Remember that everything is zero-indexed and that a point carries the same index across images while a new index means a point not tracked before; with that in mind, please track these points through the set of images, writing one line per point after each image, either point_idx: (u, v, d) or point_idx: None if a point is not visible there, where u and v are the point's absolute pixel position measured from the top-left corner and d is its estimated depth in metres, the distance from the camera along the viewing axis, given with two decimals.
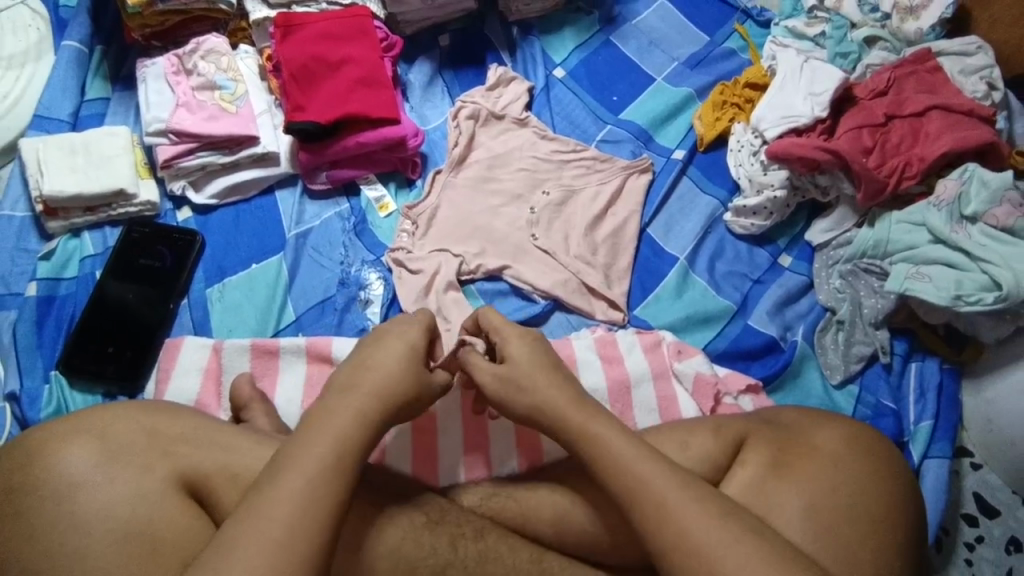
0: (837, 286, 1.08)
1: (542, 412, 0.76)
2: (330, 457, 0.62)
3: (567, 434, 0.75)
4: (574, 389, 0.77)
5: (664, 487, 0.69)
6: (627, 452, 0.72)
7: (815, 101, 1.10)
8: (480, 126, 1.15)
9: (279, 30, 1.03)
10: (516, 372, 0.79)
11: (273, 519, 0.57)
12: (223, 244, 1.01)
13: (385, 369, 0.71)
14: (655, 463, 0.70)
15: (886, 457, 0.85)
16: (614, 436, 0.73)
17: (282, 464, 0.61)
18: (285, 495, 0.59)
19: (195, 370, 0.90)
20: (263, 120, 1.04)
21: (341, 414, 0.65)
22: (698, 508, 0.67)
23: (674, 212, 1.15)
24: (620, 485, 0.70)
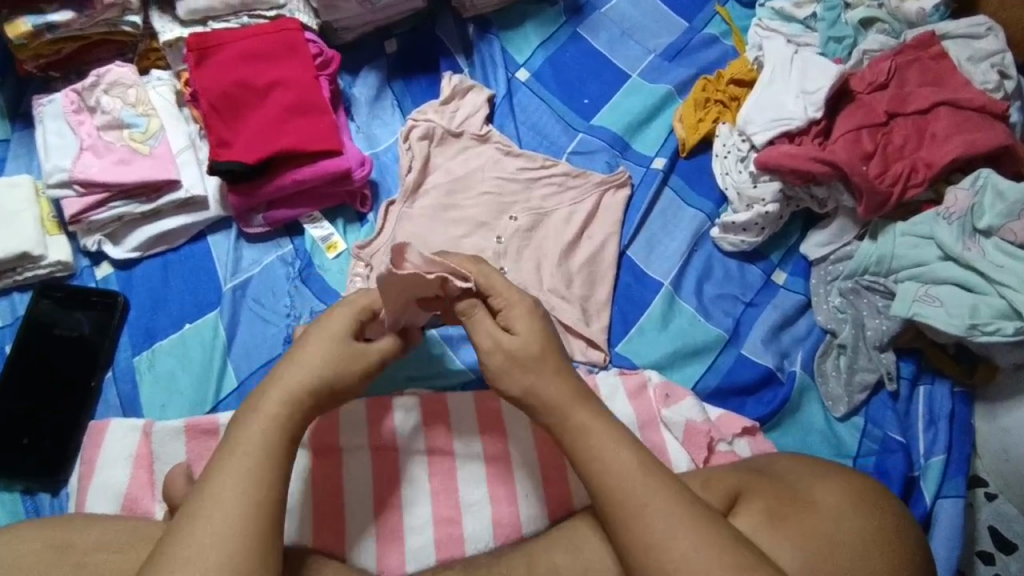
0: (837, 305, 0.98)
1: (547, 405, 0.71)
2: (249, 475, 0.62)
3: (562, 429, 0.70)
4: (577, 384, 0.73)
5: (659, 518, 0.63)
6: (629, 462, 0.66)
7: (808, 100, 0.98)
8: (436, 147, 1.02)
9: (193, 52, 0.89)
10: (527, 352, 0.73)
11: (220, 524, 0.59)
12: (150, 304, 0.90)
13: (324, 341, 0.71)
14: (654, 481, 0.65)
15: (893, 516, 0.77)
16: (614, 442, 0.68)
17: (224, 452, 0.64)
18: (224, 493, 0.61)
19: (123, 459, 0.80)
20: (184, 158, 0.91)
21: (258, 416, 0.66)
22: (698, 532, 0.62)
23: (655, 229, 1.04)
24: (616, 505, 0.65)
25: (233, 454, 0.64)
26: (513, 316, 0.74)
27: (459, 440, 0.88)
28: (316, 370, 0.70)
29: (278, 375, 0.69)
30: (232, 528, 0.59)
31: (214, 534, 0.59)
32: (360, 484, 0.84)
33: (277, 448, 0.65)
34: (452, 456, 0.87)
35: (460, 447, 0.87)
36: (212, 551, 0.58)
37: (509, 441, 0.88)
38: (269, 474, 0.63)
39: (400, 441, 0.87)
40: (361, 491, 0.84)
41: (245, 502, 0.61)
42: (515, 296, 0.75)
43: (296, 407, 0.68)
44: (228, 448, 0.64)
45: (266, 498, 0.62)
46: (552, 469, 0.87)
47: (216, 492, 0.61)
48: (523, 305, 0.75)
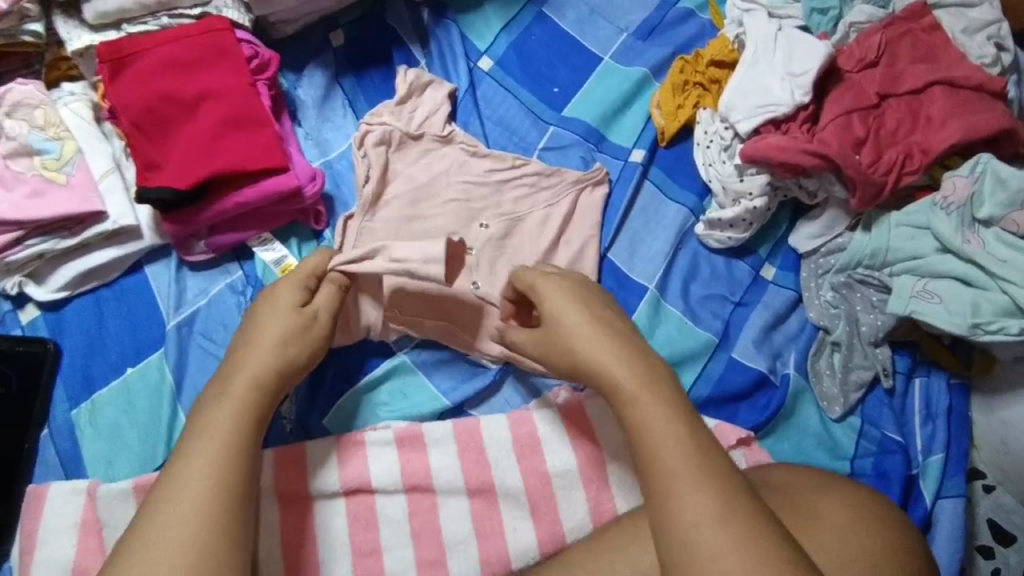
0: (829, 300, 0.93)
1: (597, 373, 0.65)
2: (210, 464, 0.61)
3: (614, 395, 0.64)
4: (634, 353, 0.66)
5: (699, 502, 0.56)
6: (678, 444, 0.59)
7: (794, 83, 0.90)
8: (394, 151, 0.93)
9: (107, 64, 0.79)
10: (569, 326, 0.68)
11: (185, 504, 0.59)
12: (85, 348, 0.81)
13: (277, 315, 0.72)
14: (704, 465, 0.58)
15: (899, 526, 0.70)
16: (666, 412, 0.61)
17: (191, 433, 0.64)
18: (184, 473, 0.60)
19: (68, 527, 0.72)
20: (108, 183, 0.81)
21: (225, 402, 0.65)
22: (737, 525, 0.55)
23: (637, 228, 0.97)
24: (657, 487, 0.58)
25: (200, 435, 0.63)
26: (545, 300, 0.71)
27: (439, 476, 0.81)
28: (271, 346, 0.70)
29: (245, 354, 0.69)
30: (195, 506, 0.59)
31: (181, 514, 0.58)
32: (335, 531, 0.78)
33: (240, 430, 0.64)
34: (433, 492, 0.81)
35: (441, 483, 0.81)
36: (180, 530, 0.58)
37: (494, 472, 0.82)
38: (233, 454, 0.62)
39: (374, 481, 0.80)
40: (338, 538, 0.78)
41: (210, 482, 0.60)
42: (547, 285, 0.72)
43: (262, 388, 0.68)
44: (195, 429, 0.63)
45: (230, 478, 0.61)
46: (541, 498, 0.82)
47: (183, 473, 0.61)
48: (554, 286, 0.72)
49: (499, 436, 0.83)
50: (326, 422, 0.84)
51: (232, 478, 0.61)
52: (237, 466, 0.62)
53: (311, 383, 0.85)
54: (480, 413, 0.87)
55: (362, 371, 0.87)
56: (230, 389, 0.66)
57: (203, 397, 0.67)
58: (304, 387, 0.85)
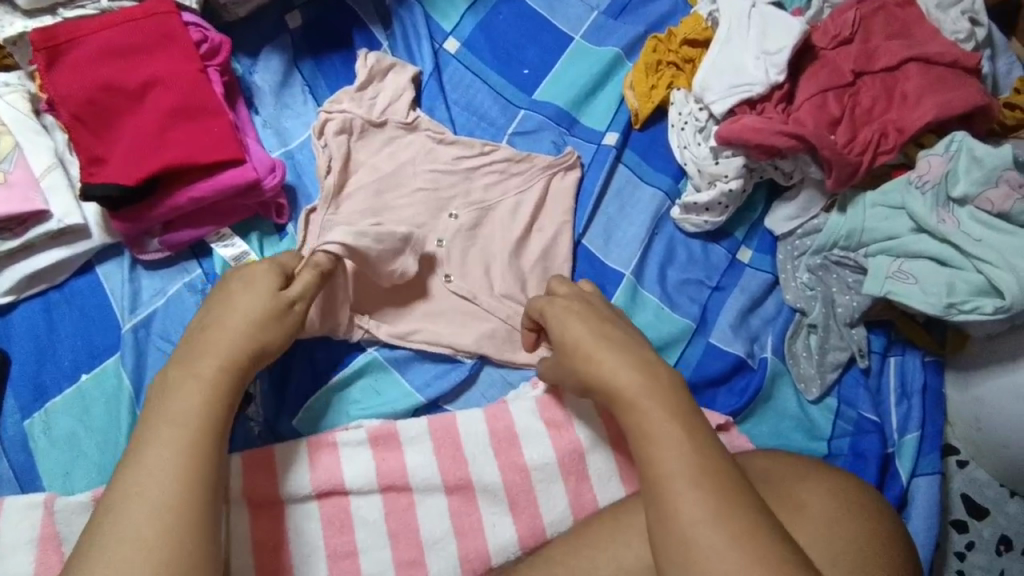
0: (805, 282, 0.92)
1: (596, 382, 0.64)
2: (177, 460, 0.55)
3: (617, 403, 0.63)
4: (640, 356, 0.65)
5: (696, 504, 0.55)
6: (680, 449, 0.58)
7: (768, 62, 0.88)
8: (357, 140, 0.89)
9: (41, 52, 0.74)
10: (573, 341, 0.68)
11: (155, 497, 0.53)
12: (34, 355, 0.77)
13: (249, 297, 0.66)
14: (703, 465, 0.57)
15: (879, 514, 0.70)
16: (664, 414, 0.60)
17: (155, 416, 0.57)
18: (151, 463, 0.55)
19: (23, 545, 0.68)
20: (50, 180, 0.76)
21: (187, 390, 0.59)
22: (732, 525, 0.54)
23: (611, 213, 0.95)
24: (654, 486, 0.57)
25: (167, 423, 0.57)
26: (557, 320, 0.71)
27: (414, 474, 0.79)
28: (242, 330, 0.64)
29: (209, 338, 0.63)
30: (167, 499, 0.53)
31: (153, 509, 0.53)
32: (308, 534, 0.76)
33: (212, 418, 0.58)
34: (409, 491, 0.79)
35: (418, 481, 0.79)
36: (152, 526, 0.52)
37: (471, 468, 0.80)
38: (202, 445, 0.57)
39: (348, 482, 0.77)
40: (311, 542, 0.75)
41: (178, 475, 0.55)
42: (552, 308, 0.72)
43: (236, 370, 0.62)
44: (160, 415, 0.57)
45: (201, 471, 0.56)
46: (520, 492, 0.80)
47: (150, 463, 0.55)
48: (559, 309, 0.71)
49: (475, 431, 0.81)
50: (295, 424, 0.81)
51: (205, 471, 0.56)
52: (210, 459, 0.57)
53: (279, 383, 0.82)
54: (455, 408, 0.85)
55: (333, 367, 0.84)
56: (202, 371, 0.60)
57: (167, 375, 0.60)
58: (272, 388, 0.82)
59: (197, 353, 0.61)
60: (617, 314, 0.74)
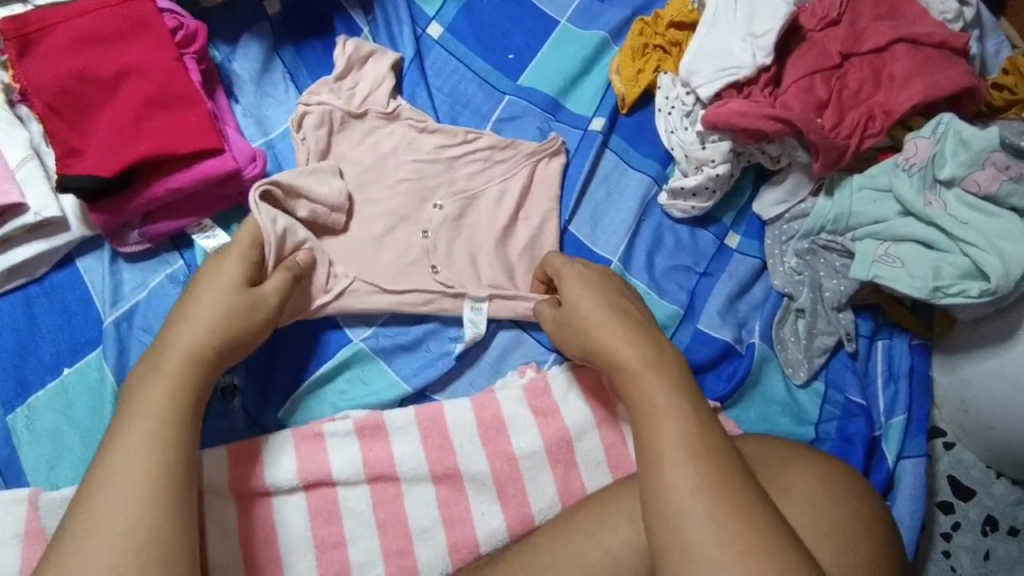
0: (793, 266, 0.92)
1: (607, 352, 0.66)
2: (147, 455, 0.56)
3: (620, 374, 0.64)
4: (645, 337, 0.66)
5: (691, 477, 0.56)
6: (676, 424, 0.59)
7: (755, 44, 0.87)
8: (337, 131, 0.88)
9: (12, 41, 0.72)
10: (581, 317, 0.70)
11: (124, 492, 0.54)
12: (16, 349, 0.76)
13: (219, 291, 0.66)
14: (701, 440, 0.58)
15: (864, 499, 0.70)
16: (666, 389, 0.61)
17: (124, 411, 0.58)
18: (119, 454, 0.55)
19: (8, 540, 0.68)
20: (27, 172, 0.75)
21: (156, 386, 0.59)
22: (724, 499, 0.55)
23: (598, 199, 0.94)
24: (651, 457, 0.58)
25: (136, 417, 0.57)
26: (571, 293, 0.73)
27: (402, 464, 0.79)
28: (209, 314, 0.64)
29: (179, 331, 0.62)
30: (133, 491, 0.54)
31: (122, 502, 0.53)
32: (297, 526, 0.76)
33: (178, 412, 0.59)
34: (397, 481, 0.79)
35: (405, 471, 0.79)
36: (120, 517, 0.53)
37: (459, 458, 0.80)
38: (172, 435, 0.57)
39: (335, 473, 0.77)
40: (300, 534, 0.75)
41: (151, 470, 0.55)
42: (569, 278, 0.75)
43: (201, 364, 0.62)
44: (130, 412, 0.58)
45: (167, 464, 0.56)
46: (509, 480, 0.80)
47: (117, 456, 0.55)
48: (576, 281, 0.74)
49: (462, 421, 0.81)
50: (281, 416, 0.80)
51: (170, 466, 0.56)
52: (177, 452, 0.57)
53: (263, 376, 0.82)
54: (443, 398, 0.85)
55: (318, 360, 0.83)
56: (164, 365, 0.60)
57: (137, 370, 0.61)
58: (258, 380, 0.82)
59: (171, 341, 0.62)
60: (633, 292, 0.76)
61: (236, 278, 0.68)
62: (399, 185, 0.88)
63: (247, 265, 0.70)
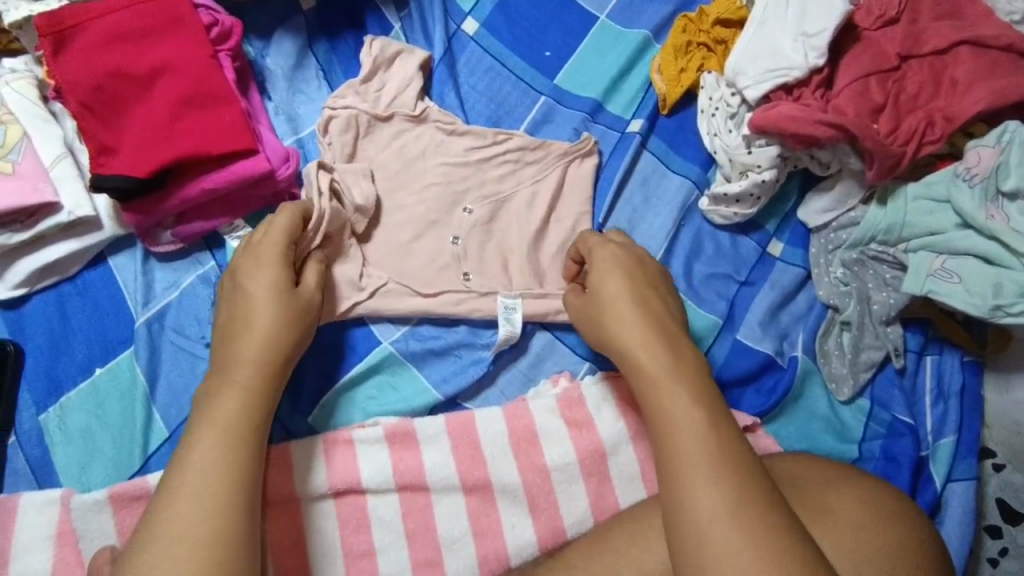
0: (840, 277, 0.88)
1: (620, 349, 0.65)
2: (217, 469, 0.58)
3: (637, 374, 0.63)
4: (666, 339, 0.64)
5: (710, 496, 0.53)
6: (693, 439, 0.56)
7: (808, 44, 0.83)
8: (363, 138, 0.86)
9: (47, 38, 0.70)
10: (605, 303, 0.69)
11: (198, 502, 0.57)
12: (49, 348, 0.75)
13: (272, 301, 0.68)
14: (721, 456, 0.55)
15: (902, 519, 0.66)
16: (687, 395, 0.59)
17: (199, 420, 0.61)
18: (200, 463, 0.58)
19: (40, 542, 0.68)
20: (60, 170, 0.74)
21: (232, 398, 0.62)
22: (748, 516, 0.52)
23: (636, 203, 0.91)
24: (666, 471, 0.56)
25: (210, 429, 0.60)
26: (601, 275, 0.71)
27: (432, 473, 0.77)
28: (272, 325, 0.67)
29: (244, 345, 0.65)
30: (218, 503, 0.57)
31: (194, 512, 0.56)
32: (326, 533, 0.75)
33: (256, 422, 0.62)
34: (427, 490, 0.77)
35: (435, 481, 0.77)
36: (201, 527, 0.56)
37: (490, 468, 0.78)
38: (240, 444, 0.60)
39: (364, 481, 0.76)
40: (328, 541, 0.75)
41: (224, 479, 0.58)
42: (601, 259, 0.72)
43: (272, 374, 0.65)
44: (205, 424, 0.61)
45: (245, 476, 0.59)
46: (540, 494, 0.78)
47: (197, 465, 0.58)
48: (606, 261, 0.71)
49: (493, 431, 0.79)
50: (311, 420, 0.79)
51: (248, 478, 0.59)
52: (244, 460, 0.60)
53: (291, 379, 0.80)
54: (474, 406, 0.83)
55: (348, 363, 0.82)
56: (237, 378, 0.63)
57: (208, 385, 0.64)
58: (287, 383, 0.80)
59: (234, 357, 0.65)
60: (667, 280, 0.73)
61: (279, 287, 0.69)
62: (430, 188, 0.86)
63: (286, 267, 0.70)
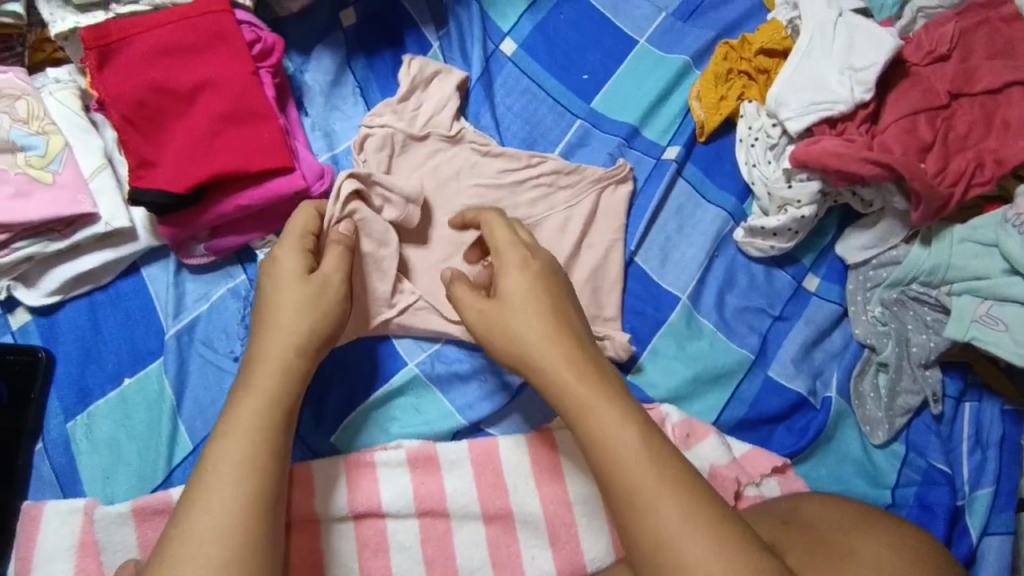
0: (878, 316, 0.86)
1: (541, 371, 0.62)
2: (237, 481, 0.58)
3: (562, 400, 0.61)
4: (582, 355, 0.62)
5: (671, 510, 0.54)
6: (639, 458, 0.56)
7: (854, 78, 0.81)
8: (398, 156, 0.85)
9: (93, 51, 0.71)
10: (516, 311, 0.65)
11: (218, 515, 0.56)
12: (79, 356, 0.76)
13: (287, 290, 0.67)
14: (668, 473, 0.56)
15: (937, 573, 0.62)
16: (620, 418, 0.58)
17: (225, 428, 0.61)
18: (220, 478, 0.58)
19: (64, 551, 0.68)
20: (99, 182, 0.75)
21: (253, 405, 0.61)
22: (712, 527, 0.54)
23: (669, 231, 0.90)
24: (628, 499, 0.56)
25: (230, 438, 0.60)
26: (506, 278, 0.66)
27: (452, 500, 0.76)
28: (300, 318, 0.66)
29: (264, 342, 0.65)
30: (237, 518, 0.56)
31: (211, 526, 0.56)
32: (345, 555, 0.74)
33: (281, 433, 0.62)
34: (447, 517, 0.76)
35: (456, 508, 0.76)
36: (216, 546, 0.55)
37: (511, 498, 0.77)
38: (263, 456, 0.60)
39: (385, 505, 0.75)
40: (347, 564, 0.74)
41: (243, 495, 0.57)
42: (511, 261, 0.68)
43: (294, 380, 0.64)
44: (226, 432, 0.60)
45: (265, 488, 0.59)
46: (562, 526, 0.77)
47: (215, 479, 0.58)
48: (516, 261, 0.67)
49: (517, 458, 0.78)
50: (333, 440, 0.79)
51: (268, 491, 0.59)
52: (267, 472, 0.59)
53: (316, 397, 0.80)
54: (498, 432, 0.81)
55: (373, 384, 0.81)
56: (260, 382, 0.63)
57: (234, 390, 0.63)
58: (312, 401, 0.80)
59: (257, 365, 0.64)
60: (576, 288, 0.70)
61: (295, 271, 0.68)
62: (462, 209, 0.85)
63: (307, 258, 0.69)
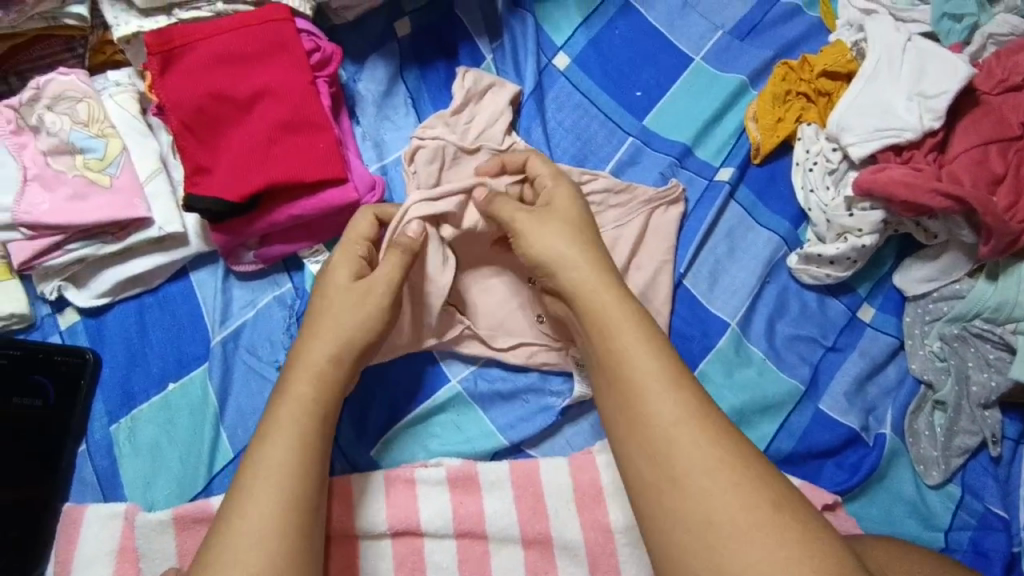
0: (936, 351, 0.83)
1: (558, 275, 0.66)
2: (278, 493, 0.57)
3: (578, 301, 0.64)
4: (601, 266, 0.65)
5: (670, 406, 0.55)
6: (646, 360, 0.58)
7: (923, 106, 0.78)
8: (447, 169, 0.83)
9: (156, 56, 0.71)
10: (551, 219, 0.68)
11: (259, 525, 0.55)
12: (125, 359, 0.76)
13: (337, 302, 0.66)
14: (672, 373, 0.57)
15: None
16: (633, 324, 0.60)
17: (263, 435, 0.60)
18: (261, 487, 0.57)
19: (103, 556, 0.68)
20: (153, 187, 0.75)
21: (292, 413, 0.60)
22: (708, 424, 0.54)
23: (719, 255, 0.87)
24: (629, 391, 0.57)
25: (270, 445, 0.59)
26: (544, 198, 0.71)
27: (491, 522, 0.75)
28: (347, 326, 0.65)
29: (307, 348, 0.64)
30: (280, 528, 0.55)
31: (252, 536, 0.55)
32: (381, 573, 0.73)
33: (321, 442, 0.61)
34: (485, 539, 0.75)
35: (495, 530, 0.75)
36: (255, 555, 0.54)
37: (551, 523, 0.75)
38: (303, 465, 0.59)
39: (424, 524, 0.74)
40: None
41: (283, 505, 0.56)
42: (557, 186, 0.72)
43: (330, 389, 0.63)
44: (266, 440, 0.59)
45: (306, 497, 0.58)
46: (602, 554, 0.75)
47: (257, 488, 0.57)
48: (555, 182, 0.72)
49: (558, 482, 0.77)
50: (373, 454, 0.78)
51: (308, 500, 0.58)
52: (308, 480, 0.58)
53: (356, 411, 0.79)
54: (539, 453, 0.80)
55: (414, 400, 0.80)
56: (298, 390, 0.62)
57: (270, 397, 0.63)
58: (352, 414, 0.79)
59: (289, 376, 0.63)
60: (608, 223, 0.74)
61: (346, 281, 0.68)
62: None
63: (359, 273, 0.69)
